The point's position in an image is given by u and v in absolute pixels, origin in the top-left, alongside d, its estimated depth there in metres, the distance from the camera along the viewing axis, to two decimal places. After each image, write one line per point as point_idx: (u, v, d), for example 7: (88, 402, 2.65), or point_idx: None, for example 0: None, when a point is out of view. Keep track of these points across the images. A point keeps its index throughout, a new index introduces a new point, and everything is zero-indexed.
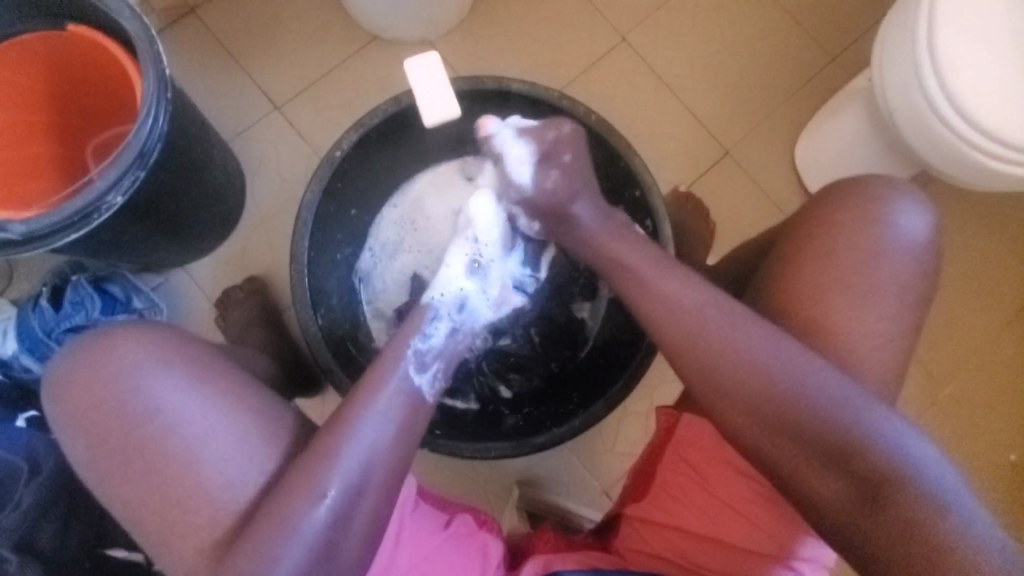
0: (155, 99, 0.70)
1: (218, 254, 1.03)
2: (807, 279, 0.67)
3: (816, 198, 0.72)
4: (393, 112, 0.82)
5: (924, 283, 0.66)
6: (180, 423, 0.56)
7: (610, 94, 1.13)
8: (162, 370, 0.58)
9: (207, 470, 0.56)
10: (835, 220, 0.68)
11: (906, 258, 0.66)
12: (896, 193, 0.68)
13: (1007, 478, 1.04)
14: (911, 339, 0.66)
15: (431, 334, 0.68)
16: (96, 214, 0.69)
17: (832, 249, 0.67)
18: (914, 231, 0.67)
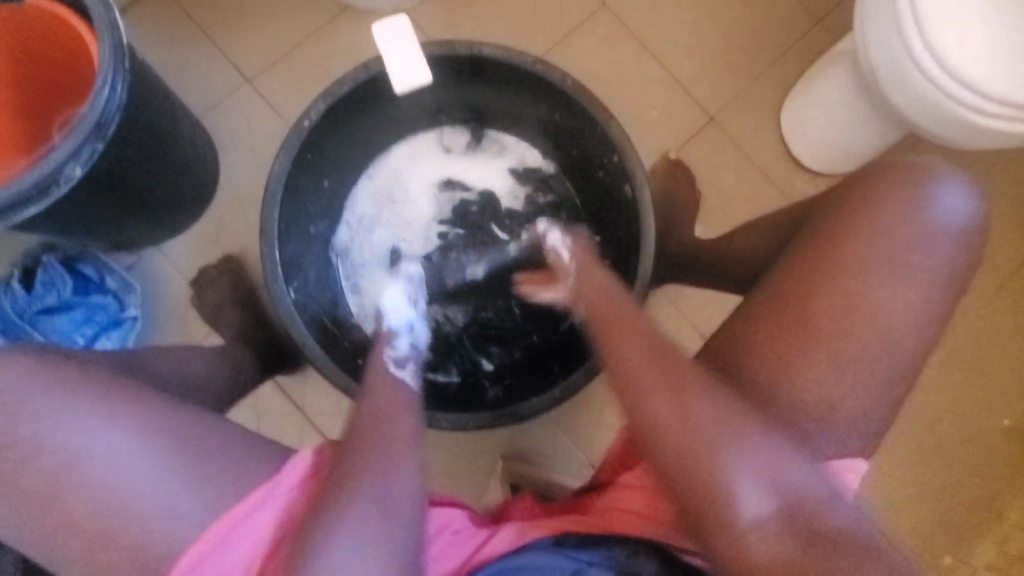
0: (111, 67, 0.68)
1: (193, 232, 1.01)
2: (852, 250, 0.63)
3: (865, 171, 0.67)
4: (362, 80, 0.79)
5: (921, 237, 0.62)
6: (83, 445, 0.56)
7: (590, 61, 1.10)
8: (60, 395, 0.58)
9: (120, 495, 0.54)
10: (879, 191, 0.64)
11: (908, 217, 0.62)
12: (945, 172, 0.64)
13: (991, 440, 1.03)
14: (906, 295, 0.62)
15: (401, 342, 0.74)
16: (54, 186, 0.68)
17: (878, 225, 0.63)
18: (959, 210, 0.63)
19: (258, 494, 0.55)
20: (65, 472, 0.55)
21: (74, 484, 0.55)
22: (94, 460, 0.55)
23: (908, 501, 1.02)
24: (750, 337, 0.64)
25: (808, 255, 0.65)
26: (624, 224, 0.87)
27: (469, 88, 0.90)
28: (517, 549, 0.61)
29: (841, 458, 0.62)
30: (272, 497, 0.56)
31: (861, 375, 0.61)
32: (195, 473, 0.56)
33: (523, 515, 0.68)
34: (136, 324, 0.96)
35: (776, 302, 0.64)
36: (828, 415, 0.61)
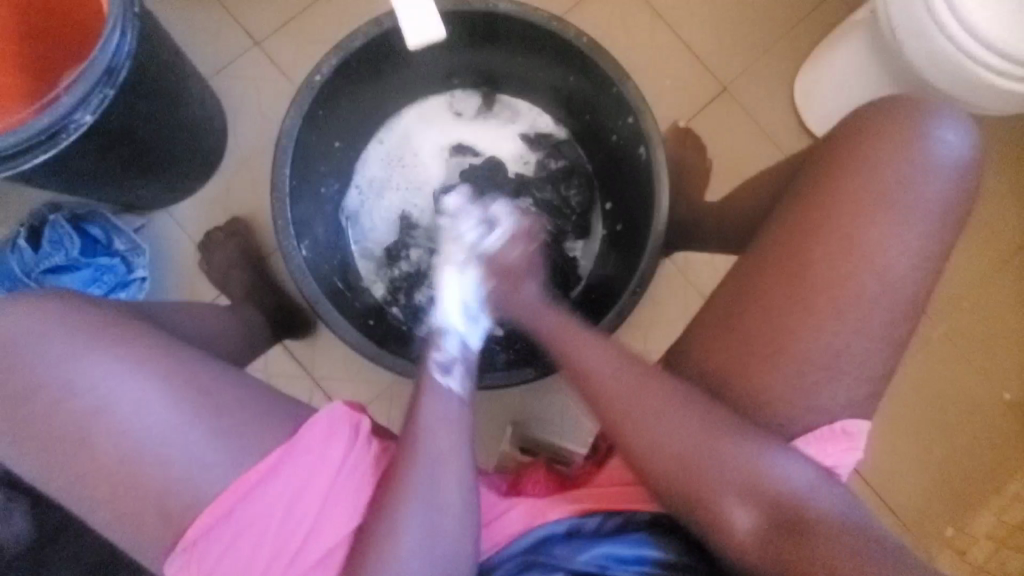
0: (122, 14, 0.68)
1: (200, 195, 0.99)
2: (849, 190, 0.62)
3: (859, 112, 0.66)
4: (374, 35, 0.79)
5: (943, 195, 0.62)
6: (109, 388, 0.55)
7: (603, 28, 1.09)
8: (81, 341, 0.56)
9: (138, 442, 0.54)
10: (875, 130, 0.63)
11: (931, 175, 0.62)
12: (938, 108, 0.64)
13: (994, 413, 1.03)
14: (927, 255, 0.61)
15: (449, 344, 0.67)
16: (64, 133, 0.67)
17: (877, 164, 0.62)
18: (957, 147, 0.62)
19: (264, 466, 0.54)
20: (88, 418, 0.54)
21: (99, 428, 0.54)
22: (118, 409, 0.55)
23: (914, 473, 1.03)
24: (751, 285, 0.64)
25: (815, 197, 0.63)
26: (636, 187, 0.86)
27: (481, 49, 0.89)
28: (531, 533, 0.60)
29: (856, 414, 0.62)
30: (281, 467, 0.55)
31: (879, 333, 0.61)
32: (221, 425, 0.55)
33: (540, 489, 0.64)
34: (144, 286, 0.95)
35: (785, 252, 0.63)
36: (845, 372, 0.61)
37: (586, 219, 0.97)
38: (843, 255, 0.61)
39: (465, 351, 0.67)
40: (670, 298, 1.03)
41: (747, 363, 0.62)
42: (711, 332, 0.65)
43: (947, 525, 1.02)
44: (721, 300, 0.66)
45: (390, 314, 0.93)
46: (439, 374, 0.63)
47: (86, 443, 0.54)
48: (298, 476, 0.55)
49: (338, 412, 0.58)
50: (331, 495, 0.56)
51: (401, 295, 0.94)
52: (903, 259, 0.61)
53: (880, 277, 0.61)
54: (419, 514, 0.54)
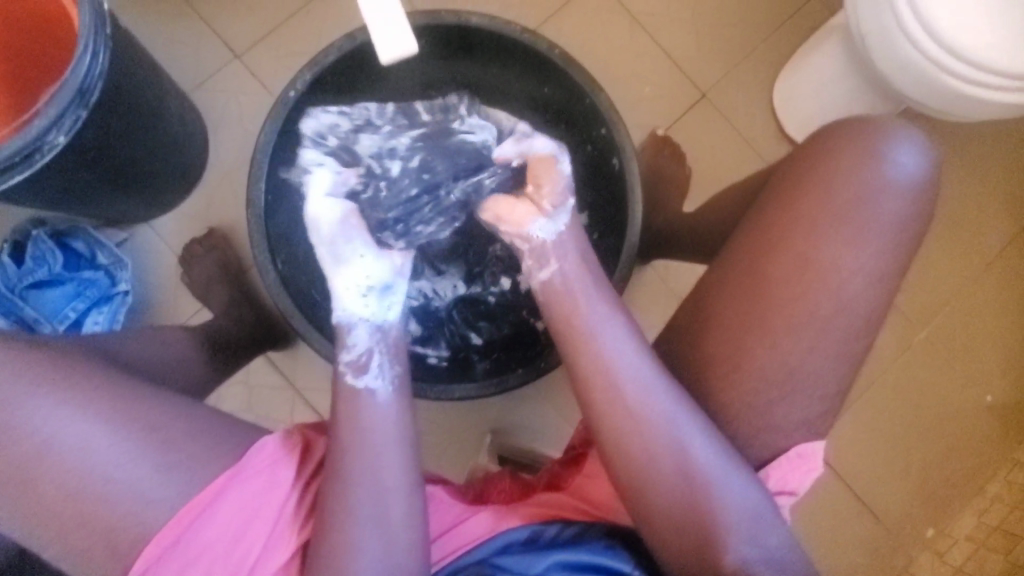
0: (93, 35, 0.68)
1: (182, 208, 1.00)
2: (806, 210, 0.62)
3: (821, 132, 0.66)
4: (348, 50, 0.79)
5: (904, 208, 0.62)
6: (57, 428, 0.55)
7: (581, 37, 1.09)
8: (25, 382, 0.56)
9: (105, 470, 0.55)
10: (833, 151, 0.63)
11: (893, 188, 0.62)
12: (891, 129, 0.64)
13: (972, 415, 1.04)
14: (886, 267, 0.62)
15: (356, 339, 0.64)
16: (38, 154, 0.68)
17: (832, 182, 0.62)
18: (911, 170, 0.62)
19: (211, 491, 0.56)
20: (39, 456, 0.54)
21: (47, 467, 0.54)
22: (65, 449, 0.55)
23: (895, 476, 1.04)
24: (712, 301, 0.64)
25: (778, 216, 0.63)
26: (611, 196, 0.87)
27: (456, 61, 0.90)
28: (493, 540, 0.61)
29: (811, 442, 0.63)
30: (229, 491, 0.57)
31: (838, 346, 0.62)
32: (168, 460, 0.56)
33: (505, 497, 0.66)
34: (127, 300, 0.95)
35: (742, 268, 0.64)
36: (805, 383, 0.62)
37: None
38: (798, 276, 0.62)
39: (377, 337, 0.65)
40: (650, 305, 1.04)
41: (712, 376, 0.63)
42: (681, 347, 0.66)
43: (927, 527, 1.03)
44: (688, 315, 0.67)
45: None
46: (350, 374, 0.62)
47: (36, 482, 0.55)
48: (246, 499, 0.58)
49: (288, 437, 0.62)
50: (282, 519, 0.59)
51: None
52: (866, 273, 0.61)
53: (842, 290, 0.61)
54: (370, 532, 0.56)
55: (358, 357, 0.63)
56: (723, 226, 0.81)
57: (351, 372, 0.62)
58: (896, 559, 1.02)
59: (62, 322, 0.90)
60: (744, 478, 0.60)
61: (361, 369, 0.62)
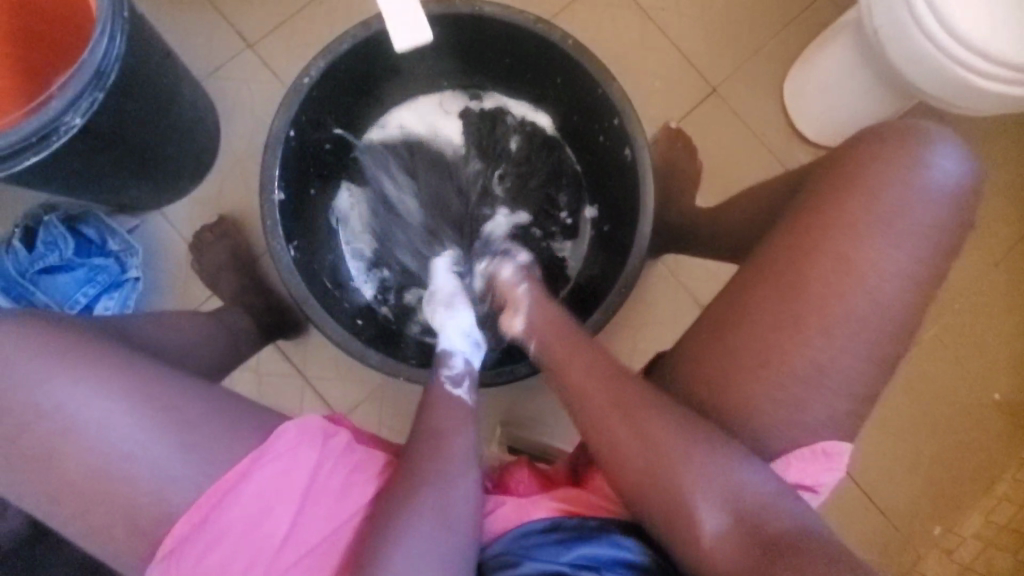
0: (111, 18, 0.69)
1: (194, 196, 1.01)
2: (844, 211, 0.63)
3: (861, 135, 0.67)
4: (362, 38, 0.79)
5: (920, 197, 0.62)
6: (81, 406, 0.56)
7: (592, 31, 1.10)
8: (49, 362, 0.57)
9: (123, 449, 0.56)
10: (873, 152, 0.64)
11: (908, 178, 0.62)
12: (934, 134, 0.64)
13: (980, 412, 1.04)
14: (902, 256, 0.62)
15: (456, 362, 0.73)
16: (54, 136, 0.68)
17: (875, 186, 0.63)
18: (952, 175, 0.63)
19: (236, 471, 0.57)
20: (63, 435, 0.56)
21: (73, 445, 0.56)
22: (89, 427, 0.56)
23: (903, 473, 1.03)
24: (741, 297, 0.64)
25: (810, 216, 0.64)
26: (623, 188, 0.87)
27: (468, 50, 0.89)
28: (514, 531, 0.61)
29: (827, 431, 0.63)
30: (252, 472, 0.57)
31: (853, 334, 0.62)
32: (190, 441, 0.57)
33: (525, 489, 0.66)
34: (137, 286, 0.96)
35: (777, 266, 0.63)
36: (819, 371, 0.62)
37: (573, 220, 0.98)
38: (839, 275, 0.62)
39: (469, 364, 0.73)
40: (659, 299, 1.04)
41: (731, 368, 0.63)
42: (701, 341, 0.65)
43: (935, 524, 1.03)
44: (711, 310, 0.67)
45: (380, 314, 0.94)
46: (450, 384, 0.70)
47: (58, 459, 0.56)
48: (270, 481, 0.57)
49: (313, 420, 0.61)
50: (307, 501, 0.58)
51: (391, 295, 0.95)
52: (884, 266, 0.61)
53: (858, 279, 0.61)
54: (401, 506, 0.57)
55: (455, 373, 0.71)
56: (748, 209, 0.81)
57: (451, 383, 0.70)
58: (904, 556, 1.02)
59: (73, 307, 0.90)
60: (764, 468, 0.60)
61: (456, 381, 0.70)
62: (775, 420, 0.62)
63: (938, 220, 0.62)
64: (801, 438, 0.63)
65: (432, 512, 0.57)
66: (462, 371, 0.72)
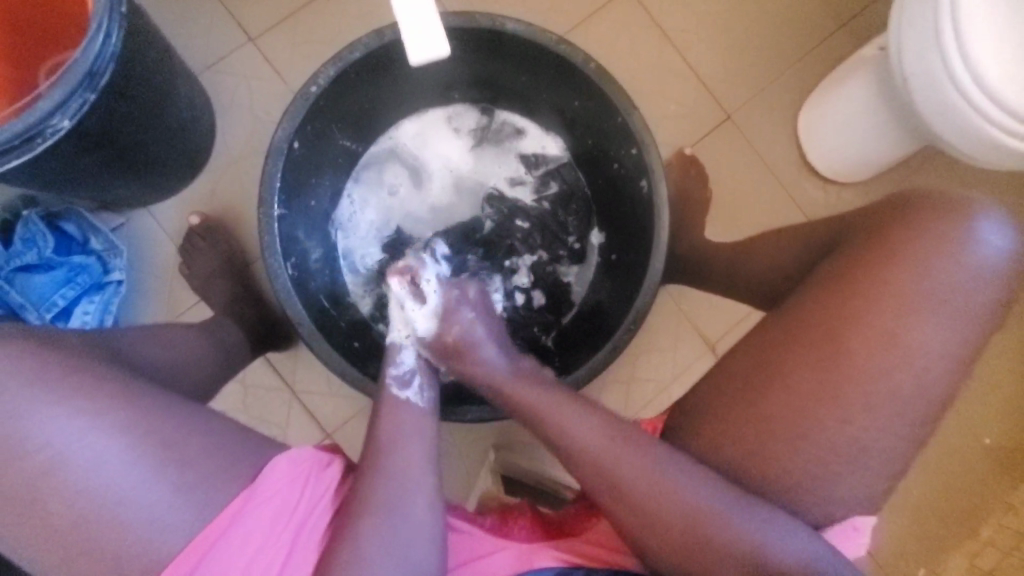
0: (106, 14, 0.65)
1: (184, 196, 0.95)
2: (892, 285, 0.60)
3: (910, 196, 0.65)
4: (376, 47, 0.75)
5: (949, 263, 0.60)
6: (57, 445, 0.51)
7: (609, 47, 1.06)
8: (18, 393, 0.52)
9: (100, 494, 0.51)
10: (915, 220, 0.62)
11: (939, 241, 0.61)
12: (979, 202, 0.63)
13: (967, 456, 1.05)
14: (928, 323, 0.60)
15: (404, 360, 0.69)
16: (40, 138, 0.64)
17: (920, 259, 0.61)
18: (995, 251, 0.61)
19: (226, 515, 0.53)
20: (47, 476, 0.51)
21: (52, 484, 0.51)
22: (79, 469, 0.51)
23: (889, 512, 1.04)
24: (777, 357, 0.63)
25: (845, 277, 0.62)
26: (636, 219, 0.84)
27: (486, 63, 0.85)
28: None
29: (848, 495, 0.61)
30: (242, 517, 0.53)
31: (876, 401, 0.60)
32: (183, 485, 0.53)
33: (525, 535, 0.64)
34: (120, 289, 0.91)
35: (812, 330, 0.62)
36: (837, 438, 0.60)
37: (581, 245, 0.95)
38: (882, 352, 0.60)
39: (422, 361, 0.70)
40: (661, 329, 1.02)
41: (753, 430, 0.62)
42: (726, 399, 0.64)
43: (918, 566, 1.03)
44: (738, 363, 0.66)
45: (377, 332, 0.90)
46: (395, 387, 0.66)
47: (36, 504, 0.51)
48: (261, 523, 0.54)
49: (307, 453, 0.59)
50: (295, 549, 0.55)
51: (389, 313, 0.92)
52: (907, 328, 0.60)
53: (889, 343, 0.60)
54: (390, 549, 0.54)
55: (403, 369, 0.68)
56: (770, 252, 0.79)
57: (396, 386, 0.66)
58: None
59: (50, 310, 0.85)
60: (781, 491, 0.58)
61: (406, 386, 0.67)
62: (788, 483, 0.61)
63: (967, 283, 0.60)
64: (811, 501, 0.61)
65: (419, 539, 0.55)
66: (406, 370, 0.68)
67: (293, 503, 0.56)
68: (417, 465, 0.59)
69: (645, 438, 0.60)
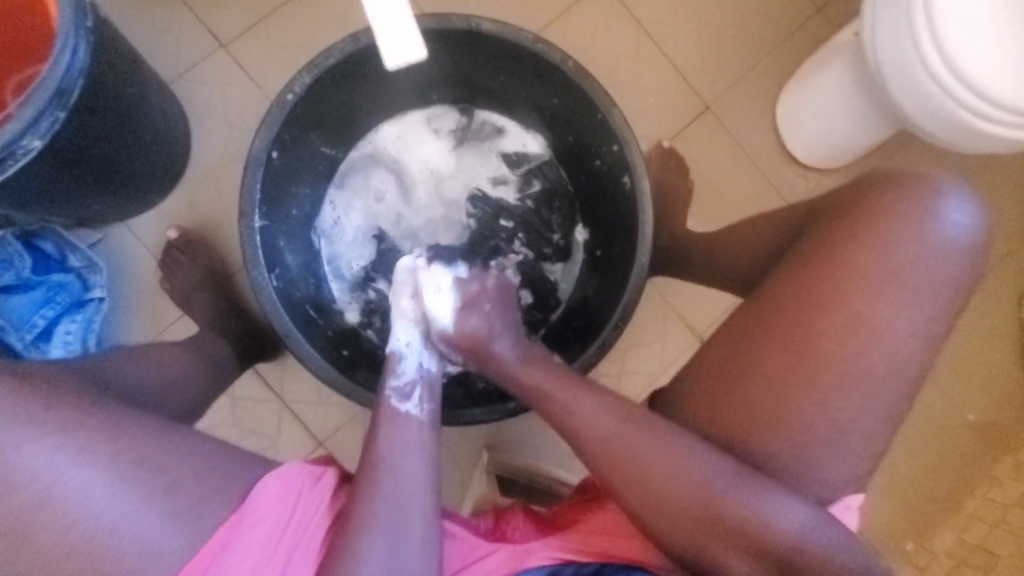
0: (73, 29, 0.64)
1: (162, 208, 0.94)
2: (863, 266, 0.61)
3: (875, 177, 0.66)
4: (351, 51, 0.74)
5: (927, 249, 0.61)
6: (44, 474, 0.51)
7: (585, 41, 1.06)
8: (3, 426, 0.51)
9: (88, 525, 0.51)
10: (886, 204, 0.63)
11: (916, 227, 0.61)
12: (941, 180, 0.64)
13: (951, 432, 1.07)
14: (907, 310, 0.61)
15: (404, 369, 0.68)
16: (11, 160, 0.63)
17: (889, 238, 0.61)
18: (961, 228, 0.62)
19: (215, 542, 0.53)
20: (43, 502, 0.50)
21: (38, 513, 0.50)
22: (72, 497, 0.50)
23: (877, 490, 1.06)
24: (762, 346, 0.63)
25: (825, 266, 0.62)
26: (619, 216, 0.84)
27: (463, 62, 0.85)
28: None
29: (835, 482, 0.62)
30: (236, 537, 0.54)
31: (860, 389, 0.60)
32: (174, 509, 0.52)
33: (522, 535, 0.64)
34: (101, 306, 0.90)
35: (785, 316, 0.62)
36: (824, 427, 0.61)
37: (566, 242, 0.95)
38: (860, 336, 0.61)
39: (422, 371, 0.69)
40: (648, 322, 1.03)
41: (740, 422, 0.62)
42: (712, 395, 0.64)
43: (907, 541, 1.05)
44: (716, 354, 0.66)
45: (365, 338, 0.90)
46: (395, 400, 0.65)
47: (31, 534, 0.50)
48: (257, 541, 0.55)
49: (297, 470, 0.59)
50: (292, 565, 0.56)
51: (376, 318, 0.92)
52: (894, 316, 0.61)
53: (866, 326, 0.60)
54: (381, 550, 0.54)
55: (401, 381, 0.67)
56: (750, 241, 0.80)
57: (396, 399, 0.65)
58: None
59: (31, 331, 0.84)
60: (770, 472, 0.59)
61: (406, 397, 0.65)
62: (778, 474, 0.61)
63: (944, 267, 0.61)
64: (801, 490, 0.62)
65: (418, 545, 0.56)
66: (404, 386, 0.66)
67: (285, 519, 0.56)
68: (400, 457, 0.60)
69: (638, 435, 0.61)
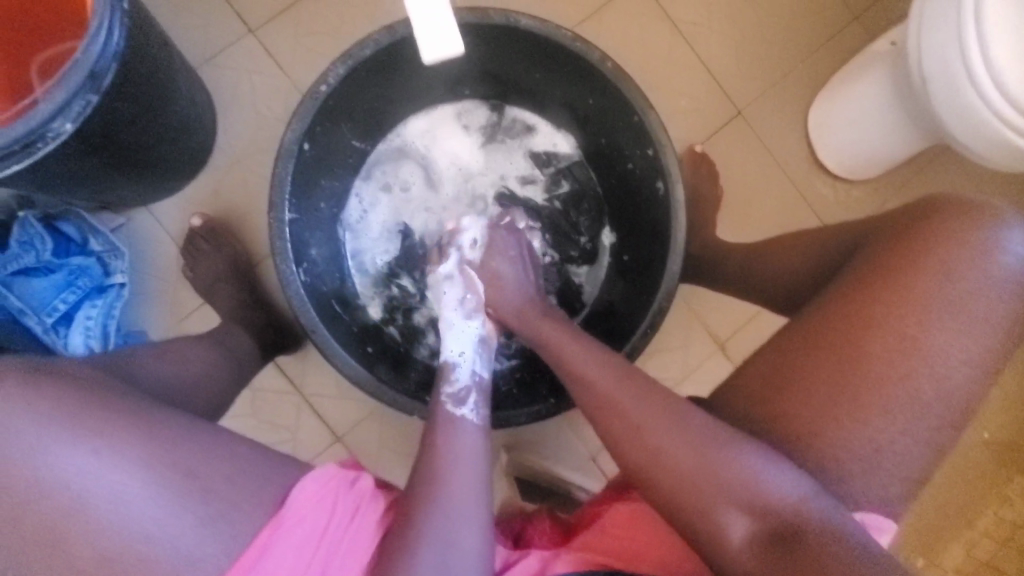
0: (108, 10, 0.62)
1: (186, 195, 0.93)
2: (908, 289, 0.60)
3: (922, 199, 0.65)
4: (387, 43, 0.72)
5: (973, 275, 0.60)
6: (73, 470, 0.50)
7: (619, 40, 1.04)
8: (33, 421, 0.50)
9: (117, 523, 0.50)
10: (934, 228, 0.62)
11: (962, 253, 0.60)
12: (989, 205, 0.62)
13: (969, 451, 1.05)
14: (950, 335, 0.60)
15: (457, 377, 0.71)
16: (40, 143, 0.62)
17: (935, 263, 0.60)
18: (1008, 255, 0.61)
19: (255, 547, 0.52)
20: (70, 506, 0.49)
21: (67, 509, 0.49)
22: (101, 498, 0.49)
23: None
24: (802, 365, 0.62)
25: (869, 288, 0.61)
26: (650, 221, 0.83)
27: (498, 58, 0.83)
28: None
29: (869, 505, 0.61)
30: (275, 543, 0.53)
31: (898, 413, 0.60)
32: (207, 510, 0.52)
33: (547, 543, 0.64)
34: (122, 292, 0.89)
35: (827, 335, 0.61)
36: (861, 450, 0.60)
37: (592, 245, 0.94)
38: (901, 358, 0.60)
39: (475, 379, 0.71)
40: (671, 328, 1.02)
41: (777, 440, 0.62)
42: (747, 412, 0.64)
43: (918, 558, 1.04)
44: (753, 373, 0.65)
45: (388, 334, 0.89)
46: (451, 404, 0.67)
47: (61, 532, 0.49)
48: (294, 547, 0.54)
49: (330, 472, 0.58)
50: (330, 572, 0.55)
51: (398, 315, 0.91)
52: (938, 341, 0.60)
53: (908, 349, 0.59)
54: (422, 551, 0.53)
55: (457, 387, 0.70)
56: (788, 254, 0.78)
57: (454, 404, 0.67)
58: None
59: (51, 314, 0.82)
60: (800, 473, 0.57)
61: (463, 401, 0.68)
62: None
63: (988, 293, 0.60)
64: None
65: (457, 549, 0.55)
66: (460, 392, 0.69)
67: (322, 524, 0.56)
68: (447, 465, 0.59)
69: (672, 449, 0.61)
